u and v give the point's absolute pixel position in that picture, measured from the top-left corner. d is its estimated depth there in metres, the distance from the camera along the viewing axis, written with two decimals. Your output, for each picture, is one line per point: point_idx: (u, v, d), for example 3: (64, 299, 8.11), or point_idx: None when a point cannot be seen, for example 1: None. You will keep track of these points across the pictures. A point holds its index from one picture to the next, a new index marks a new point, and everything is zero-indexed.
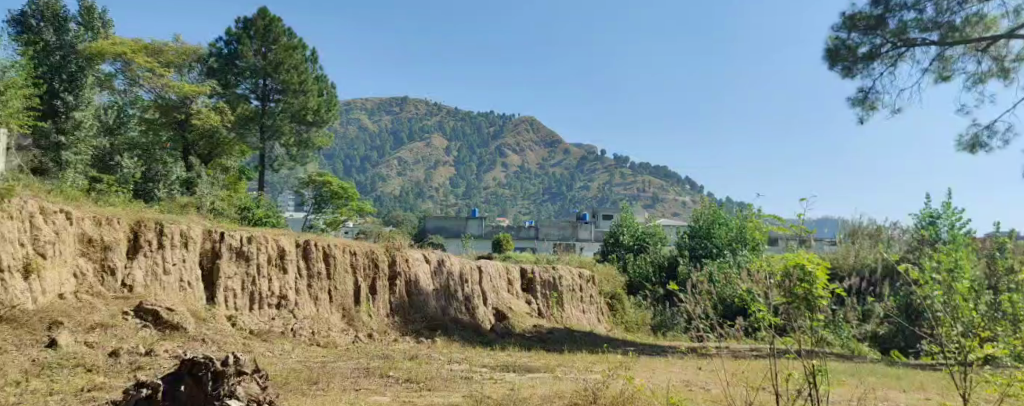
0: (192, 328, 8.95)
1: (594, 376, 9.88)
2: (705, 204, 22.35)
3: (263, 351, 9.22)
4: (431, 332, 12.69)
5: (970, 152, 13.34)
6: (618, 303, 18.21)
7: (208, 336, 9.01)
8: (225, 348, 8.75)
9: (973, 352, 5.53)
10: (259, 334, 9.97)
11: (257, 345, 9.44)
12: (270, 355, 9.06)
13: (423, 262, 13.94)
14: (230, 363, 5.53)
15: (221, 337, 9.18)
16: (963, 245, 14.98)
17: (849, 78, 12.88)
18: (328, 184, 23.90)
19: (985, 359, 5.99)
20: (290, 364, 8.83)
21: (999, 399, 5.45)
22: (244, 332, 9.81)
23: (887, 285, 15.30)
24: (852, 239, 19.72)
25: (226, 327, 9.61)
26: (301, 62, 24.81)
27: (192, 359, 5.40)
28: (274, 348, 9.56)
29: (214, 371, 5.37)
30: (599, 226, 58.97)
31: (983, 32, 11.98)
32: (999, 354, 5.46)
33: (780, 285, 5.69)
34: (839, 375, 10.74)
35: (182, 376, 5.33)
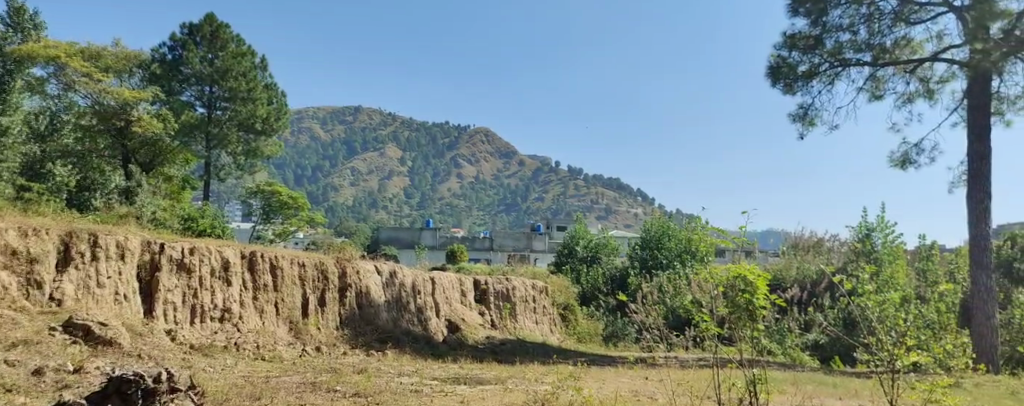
0: (127, 343, 8.60)
1: (544, 387, 9.98)
2: (654, 216, 22.91)
3: (205, 366, 8.93)
4: (382, 345, 12.56)
5: (900, 169, 14.11)
6: (571, 314, 18.39)
7: (145, 352, 8.67)
8: (162, 364, 8.37)
9: (901, 360, 5.79)
10: (200, 348, 9.68)
11: (197, 360, 9.14)
12: (212, 371, 8.79)
13: (375, 273, 13.79)
14: (162, 380, 5.49)
15: (159, 352, 8.85)
16: (894, 258, 15.78)
17: (790, 95, 13.56)
18: (277, 194, 23.43)
19: (916, 364, 6.36)
20: (232, 379, 8.61)
21: (925, 403, 5.79)
22: (183, 347, 9.50)
23: (827, 297, 15.95)
24: (795, 250, 20.51)
25: (165, 341, 9.30)
26: (249, 69, 24.44)
27: (120, 376, 5.32)
28: (216, 362, 9.28)
29: (145, 389, 5.31)
30: (553, 237, 59.54)
31: (909, 54, 12.88)
32: (925, 361, 5.79)
33: (724, 297, 6.08)
34: (781, 384, 11.15)
35: (109, 395, 5.25)
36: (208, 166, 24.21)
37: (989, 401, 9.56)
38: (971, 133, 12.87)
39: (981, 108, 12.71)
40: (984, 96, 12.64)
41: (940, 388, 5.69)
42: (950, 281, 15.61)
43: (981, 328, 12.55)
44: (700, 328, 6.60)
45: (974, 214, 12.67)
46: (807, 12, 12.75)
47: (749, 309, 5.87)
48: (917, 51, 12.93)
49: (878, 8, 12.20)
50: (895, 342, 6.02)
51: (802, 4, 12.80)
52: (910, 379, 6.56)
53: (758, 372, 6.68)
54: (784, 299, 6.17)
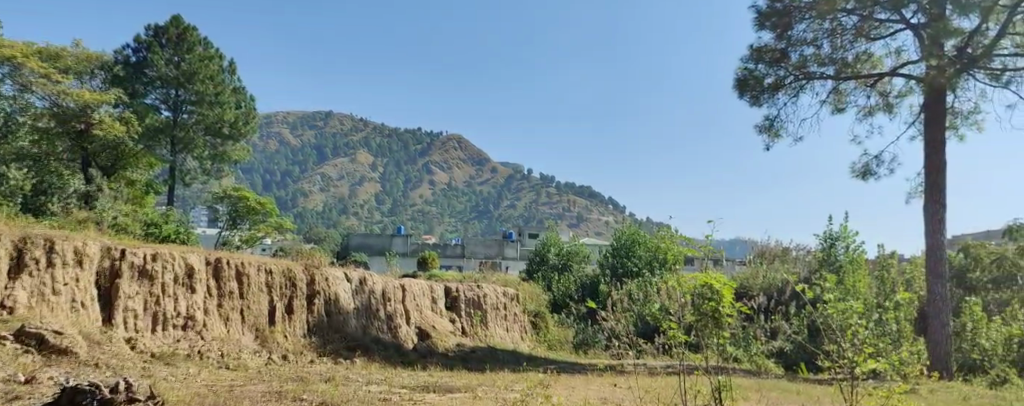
0: (83, 352, 8.35)
1: (513, 395, 9.99)
2: (625, 224, 23.15)
3: (166, 375, 8.72)
4: (350, 352, 12.43)
5: (860, 180, 14.53)
6: (541, 322, 18.45)
7: (102, 361, 8.42)
8: (121, 373, 8.14)
9: (860, 366, 6.02)
10: (161, 357, 9.47)
11: (158, 369, 8.92)
12: (173, 380, 8.59)
13: (344, 280, 13.65)
14: (120, 390, 5.47)
15: (117, 361, 8.61)
16: (856, 267, 16.20)
17: (756, 107, 13.92)
18: (244, 200, 23.04)
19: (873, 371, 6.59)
20: (195, 388, 8.45)
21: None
22: (144, 356, 9.28)
23: (791, 305, 16.29)
24: (762, 259, 20.90)
25: (124, 350, 9.08)
26: (217, 73, 24.07)
27: (75, 387, 5.38)
28: (178, 371, 9.08)
29: (101, 399, 5.33)
30: (524, 244, 59.67)
31: (870, 69, 13.29)
32: (882, 368, 6.02)
33: (691, 304, 6.28)
34: (747, 391, 11.35)
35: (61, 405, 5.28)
36: (173, 171, 23.70)
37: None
38: (927, 146, 13.31)
39: (936, 122, 13.17)
40: (940, 111, 13.10)
41: (895, 395, 5.91)
42: (907, 290, 16.09)
43: (936, 336, 12.96)
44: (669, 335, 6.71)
45: (931, 226, 13.08)
46: (772, 26, 13.08)
47: (714, 316, 6.08)
48: (877, 66, 13.36)
49: (841, 23, 12.54)
50: (854, 350, 6.22)
51: (768, 18, 13.13)
52: (869, 385, 6.77)
53: (725, 380, 6.82)
54: (748, 307, 6.38)
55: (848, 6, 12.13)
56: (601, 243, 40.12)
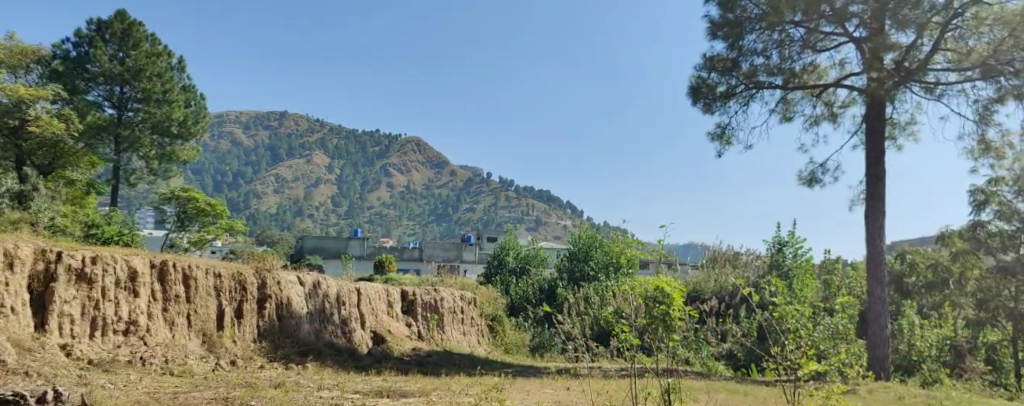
0: (12, 360, 8.08)
1: (468, 398, 10.00)
2: (583, 228, 23.39)
3: (104, 383, 8.37)
4: (302, 357, 12.17)
5: (807, 186, 15.06)
6: (499, 325, 18.47)
7: (33, 369, 8.11)
8: (54, 382, 7.82)
9: (803, 367, 6.34)
10: (100, 364, 9.09)
11: (95, 376, 8.57)
12: (111, 388, 8.26)
13: (297, 284, 13.33)
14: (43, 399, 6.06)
15: (50, 369, 8.26)
16: (803, 272, 16.78)
17: (709, 114, 14.30)
18: (194, 201, 22.42)
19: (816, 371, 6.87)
20: (136, 395, 8.15)
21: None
22: (80, 363, 8.90)
23: (741, 308, 16.74)
24: (714, 263, 21.43)
25: (57, 357, 8.70)
26: (165, 70, 23.31)
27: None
28: (117, 378, 8.74)
29: None
30: (483, 247, 59.65)
31: (816, 79, 13.79)
32: (822, 370, 6.31)
33: (642, 308, 6.55)
34: (695, 392, 11.63)
35: None
36: (117, 170, 22.86)
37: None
38: (868, 155, 13.88)
39: (877, 133, 13.75)
40: (880, 122, 13.68)
41: (834, 395, 6.21)
42: (850, 293, 16.73)
43: (875, 338, 13.51)
44: (625, 338, 6.84)
45: (871, 232, 13.65)
46: (725, 35, 13.48)
47: (664, 319, 6.34)
48: (823, 77, 13.88)
49: (789, 35, 12.96)
50: (797, 352, 6.52)
51: (720, 27, 13.48)
52: (809, 387, 7.13)
53: (675, 382, 7.05)
54: (696, 310, 6.64)
55: (795, 18, 12.52)
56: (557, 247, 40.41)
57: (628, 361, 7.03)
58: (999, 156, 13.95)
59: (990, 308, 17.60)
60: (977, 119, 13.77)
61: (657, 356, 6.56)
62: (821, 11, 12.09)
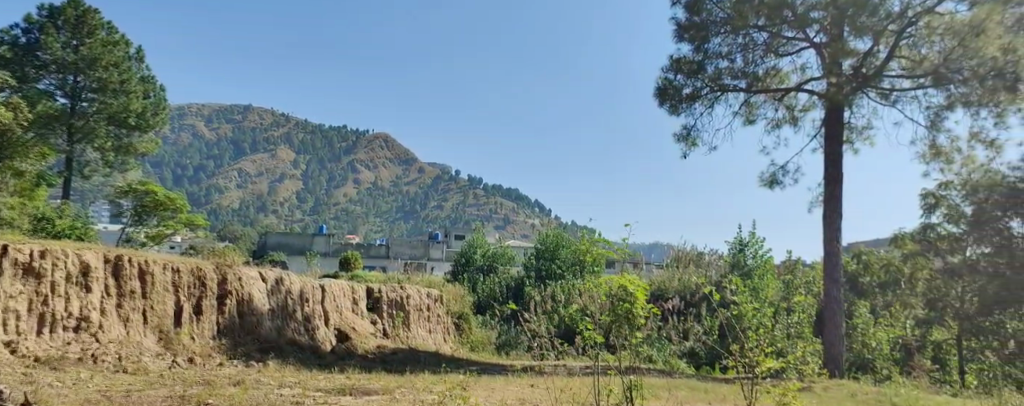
0: None
1: (431, 396, 9.97)
2: (550, 227, 23.51)
3: (51, 381, 8.09)
4: (263, 355, 11.90)
5: (768, 188, 15.40)
6: (464, 323, 18.46)
7: None
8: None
9: (761, 365, 6.53)
10: (47, 361, 8.78)
11: (43, 374, 8.28)
12: (59, 386, 7.99)
13: (259, 280, 13.00)
14: None
15: None
16: (763, 272, 17.18)
17: (674, 115, 14.53)
18: (152, 194, 21.84)
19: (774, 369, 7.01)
20: (86, 394, 7.90)
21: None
22: (26, 361, 8.59)
23: (703, 306, 17.05)
24: (678, 262, 21.79)
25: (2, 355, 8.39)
26: (122, 60, 22.60)
27: None
28: (66, 376, 8.46)
29: None
30: (450, 245, 59.48)
31: (777, 84, 14.10)
32: (778, 368, 6.46)
33: (607, 306, 6.64)
34: (657, 389, 11.80)
35: None
36: (70, 162, 22.12)
37: (836, 403, 10.60)
38: (827, 159, 14.26)
39: (834, 137, 14.13)
40: (838, 126, 14.06)
41: (790, 392, 6.40)
42: (807, 293, 17.18)
43: (830, 338, 13.86)
44: (590, 336, 6.91)
45: (828, 234, 14.02)
46: (690, 38, 13.69)
47: (628, 317, 6.42)
48: (784, 81, 14.19)
49: (752, 39, 13.21)
50: (756, 351, 6.69)
51: (686, 30, 13.70)
52: (767, 384, 7.33)
53: (637, 380, 7.15)
54: (659, 308, 6.72)
55: (758, 23, 12.75)
56: (524, 245, 40.41)
57: (591, 359, 7.07)
58: (948, 161, 14.47)
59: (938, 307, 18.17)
60: (928, 125, 14.26)
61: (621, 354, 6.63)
62: (782, 16, 12.33)
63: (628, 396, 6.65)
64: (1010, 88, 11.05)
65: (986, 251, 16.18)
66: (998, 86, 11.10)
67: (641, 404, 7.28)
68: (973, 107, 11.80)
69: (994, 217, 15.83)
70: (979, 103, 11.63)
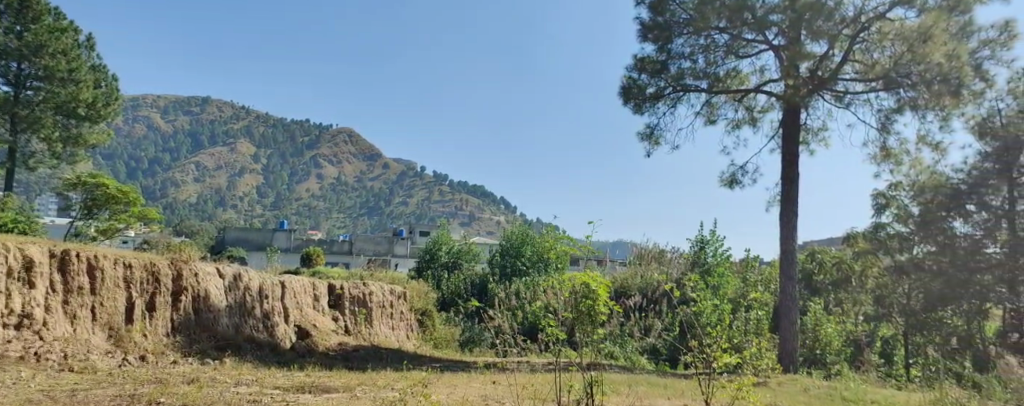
0: None
1: (392, 393, 9.87)
2: (515, 224, 23.57)
3: None
4: (220, 352, 11.58)
5: (727, 187, 15.70)
6: (428, 320, 18.37)
7: None
8: None
9: (719, 359, 6.70)
10: None
11: None
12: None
13: (217, 276, 12.60)
14: None
15: None
16: (723, 270, 17.49)
17: (638, 114, 14.69)
18: (103, 187, 21.14)
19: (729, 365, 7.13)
20: (28, 394, 7.59)
21: (733, 400, 6.55)
22: None
23: (664, 303, 17.28)
24: (641, 260, 22.08)
25: None
26: (71, 47, 21.63)
27: None
28: (6, 376, 8.08)
29: None
30: (414, 241, 59.09)
31: (738, 85, 14.37)
32: (735, 363, 6.66)
33: (570, 302, 6.71)
34: (619, 385, 11.91)
35: None
36: (13, 153, 21.19)
37: (788, 397, 10.89)
38: (784, 159, 14.61)
39: (791, 138, 14.48)
40: (795, 128, 14.40)
41: (746, 388, 6.58)
42: (764, 291, 17.56)
43: (785, 333, 14.22)
44: (552, 332, 6.97)
45: (785, 232, 14.37)
46: (654, 38, 13.84)
47: (590, 314, 6.48)
48: (744, 83, 14.48)
49: (714, 40, 13.43)
50: (715, 348, 6.87)
51: (650, 30, 13.84)
52: (724, 380, 7.52)
53: (598, 375, 7.23)
54: (619, 305, 6.79)
55: (720, 24, 12.95)
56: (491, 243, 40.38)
57: (554, 354, 7.13)
58: (897, 163, 14.99)
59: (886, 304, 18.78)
60: (879, 128, 14.74)
61: (584, 349, 6.72)
62: (743, 18, 12.56)
63: (587, 391, 6.74)
64: (954, 93, 11.47)
65: (932, 249, 16.97)
66: (944, 91, 11.50)
67: (601, 400, 7.37)
68: (922, 111, 12.20)
69: (939, 217, 16.60)
70: (927, 107, 12.04)
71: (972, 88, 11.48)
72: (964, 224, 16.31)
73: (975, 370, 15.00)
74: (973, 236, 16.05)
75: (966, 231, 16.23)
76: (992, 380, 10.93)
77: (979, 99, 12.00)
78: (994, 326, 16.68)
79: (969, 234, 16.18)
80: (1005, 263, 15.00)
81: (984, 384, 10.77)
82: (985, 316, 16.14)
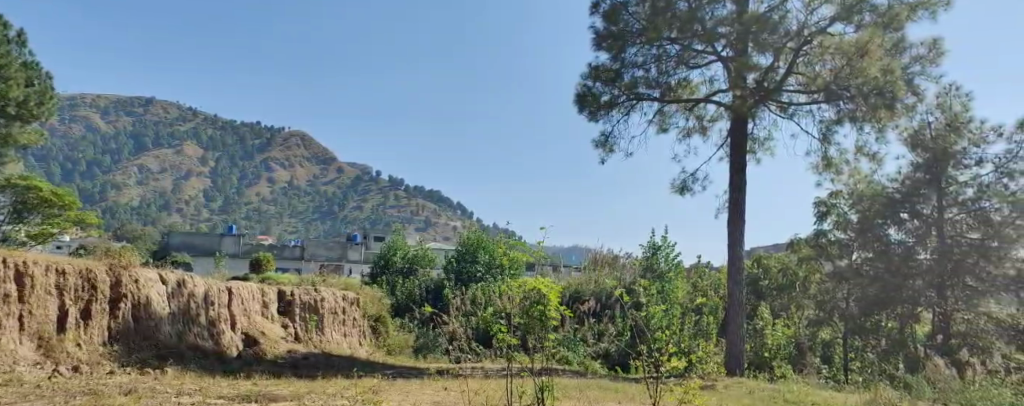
0: None
1: (343, 401, 9.68)
2: (471, 229, 23.55)
3: None
4: (161, 362, 11.12)
5: (679, 194, 16.06)
6: (382, 326, 18.16)
7: None
8: None
9: (666, 365, 6.80)
10: None
11: None
12: None
13: (159, 282, 12.03)
14: None
15: None
16: (675, 277, 17.81)
17: (593, 122, 14.87)
18: (37, 190, 20.34)
19: (676, 369, 7.19)
20: None
21: (680, 403, 6.61)
22: None
23: (616, 308, 17.47)
24: (595, 265, 22.36)
25: None
26: (2, 43, 19.94)
27: None
28: None
29: None
30: (368, 247, 58.40)
31: (688, 94, 14.72)
32: (684, 366, 6.76)
33: (521, 307, 6.70)
34: (571, 390, 11.99)
35: None
36: None
37: (734, 400, 11.11)
38: (732, 168, 15.00)
39: (739, 147, 14.87)
40: (742, 137, 14.80)
41: (694, 391, 6.67)
42: (713, 297, 17.95)
43: (732, 337, 14.53)
44: (502, 338, 6.96)
45: (732, 238, 14.75)
46: (608, 47, 14.04)
47: (541, 320, 6.50)
48: (694, 92, 14.85)
49: (665, 51, 13.67)
50: (662, 352, 6.95)
51: (604, 39, 14.04)
52: (671, 383, 7.64)
53: (548, 381, 7.19)
54: (569, 311, 6.77)
55: (671, 35, 13.20)
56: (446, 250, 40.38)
57: (504, 359, 7.13)
58: (838, 172, 15.57)
59: (827, 308, 19.45)
60: (821, 139, 15.30)
61: (534, 357, 6.74)
62: (693, 30, 12.82)
63: (537, 395, 6.64)
64: (889, 106, 12.01)
65: (869, 255, 17.62)
66: (879, 104, 12.04)
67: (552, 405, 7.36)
68: (860, 123, 12.70)
69: (874, 224, 17.42)
70: (864, 119, 12.57)
71: (904, 101, 12.04)
72: (898, 232, 17.17)
73: (907, 371, 15.70)
74: (905, 242, 17.08)
75: (900, 237, 17.13)
76: (922, 380, 11.49)
77: (911, 112, 12.60)
78: (924, 329, 17.50)
79: (902, 241, 17.12)
80: (934, 269, 16.24)
81: (915, 382, 11.25)
82: (917, 319, 16.91)
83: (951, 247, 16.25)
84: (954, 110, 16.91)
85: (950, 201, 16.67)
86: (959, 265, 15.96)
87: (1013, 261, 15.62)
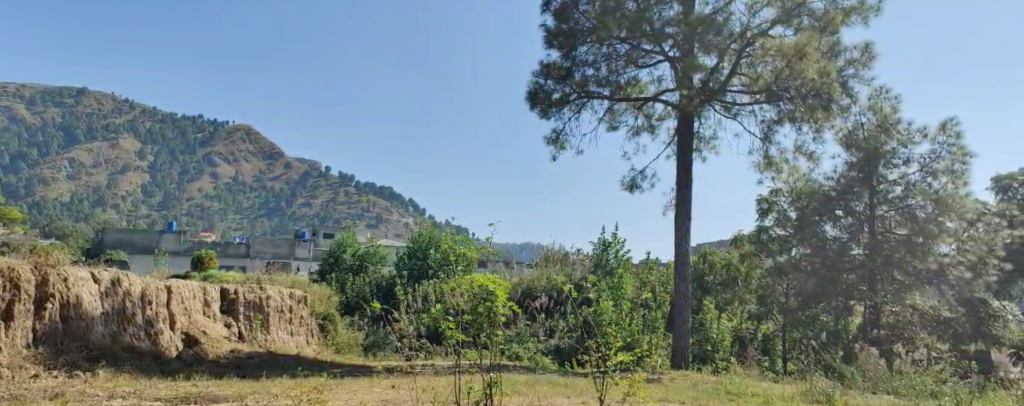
0: None
1: (287, 401, 9.45)
2: (421, 225, 23.36)
3: None
4: (92, 363, 10.59)
5: (628, 192, 16.29)
6: (330, 324, 17.82)
7: None
8: None
9: (614, 359, 6.89)
10: None
11: None
12: None
13: (91, 281, 11.44)
14: None
15: None
16: (623, 273, 18.06)
17: (544, 119, 14.93)
18: None
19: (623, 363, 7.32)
20: None
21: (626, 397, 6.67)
22: None
23: (566, 304, 17.59)
24: (546, 261, 22.55)
25: None
26: None
27: None
28: None
29: None
30: (316, 243, 57.40)
31: (637, 93, 14.87)
32: (630, 361, 6.84)
33: (470, 303, 6.66)
34: (520, 385, 12.04)
35: None
36: None
37: (678, 392, 11.34)
38: (678, 166, 15.28)
39: (686, 146, 15.18)
40: (688, 135, 15.10)
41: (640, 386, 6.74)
42: (659, 292, 18.28)
43: (677, 332, 14.81)
44: (452, 334, 6.95)
45: (679, 235, 15.05)
46: (559, 45, 14.13)
47: (489, 316, 6.46)
48: (642, 92, 14.94)
49: (615, 50, 13.78)
50: (608, 347, 7.02)
51: (556, 37, 14.12)
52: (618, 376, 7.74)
53: (497, 376, 7.17)
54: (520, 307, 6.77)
55: (620, 34, 13.29)
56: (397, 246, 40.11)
57: (454, 357, 7.07)
58: (779, 171, 16.08)
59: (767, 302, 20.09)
60: (763, 138, 15.73)
61: (480, 355, 6.70)
62: (641, 30, 12.94)
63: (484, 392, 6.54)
64: (825, 107, 12.47)
65: (806, 251, 18.00)
66: (816, 105, 12.48)
67: (501, 400, 7.34)
68: (800, 123, 13.15)
69: (812, 221, 17.85)
70: (803, 119, 13.02)
71: (839, 103, 12.50)
72: (833, 227, 17.70)
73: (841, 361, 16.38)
74: (840, 238, 17.54)
75: (835, 233, 17.59)
76: (854, 369, 12.00)
77: (845, 113, 13.09)
78: (857, 321, 18.23)
79: (836, 237, 17.58)
80: (866, 264, 17.15)
81: (847, 372, 11.67)
82: (850, 312, 17.63)
83: (881, 243, 17.09)
84: (883, 112, 17.68)
85: (881, 198, 17.48)
86: (888, 260, 16.94)
87: (936, 256, 16.72)
